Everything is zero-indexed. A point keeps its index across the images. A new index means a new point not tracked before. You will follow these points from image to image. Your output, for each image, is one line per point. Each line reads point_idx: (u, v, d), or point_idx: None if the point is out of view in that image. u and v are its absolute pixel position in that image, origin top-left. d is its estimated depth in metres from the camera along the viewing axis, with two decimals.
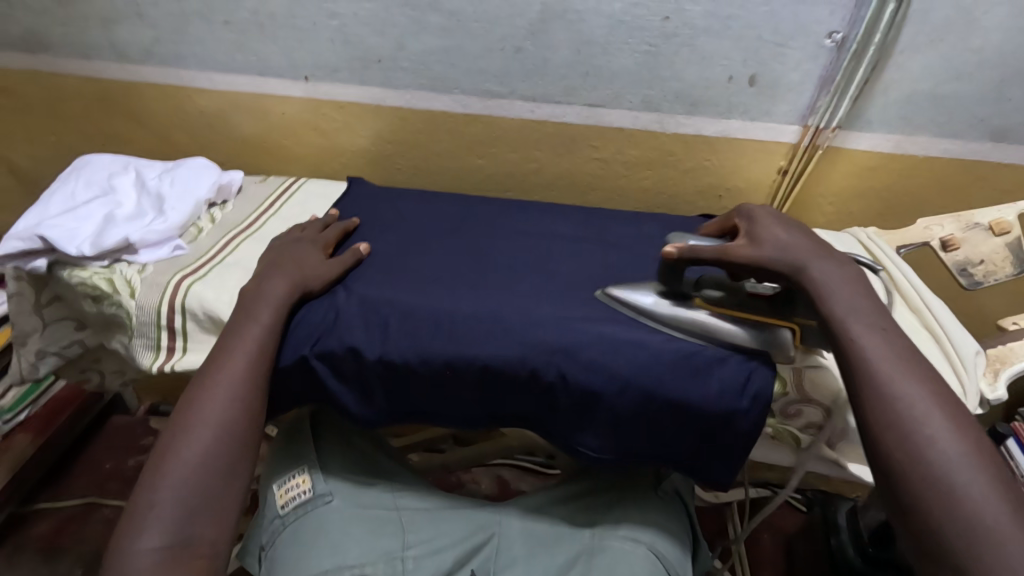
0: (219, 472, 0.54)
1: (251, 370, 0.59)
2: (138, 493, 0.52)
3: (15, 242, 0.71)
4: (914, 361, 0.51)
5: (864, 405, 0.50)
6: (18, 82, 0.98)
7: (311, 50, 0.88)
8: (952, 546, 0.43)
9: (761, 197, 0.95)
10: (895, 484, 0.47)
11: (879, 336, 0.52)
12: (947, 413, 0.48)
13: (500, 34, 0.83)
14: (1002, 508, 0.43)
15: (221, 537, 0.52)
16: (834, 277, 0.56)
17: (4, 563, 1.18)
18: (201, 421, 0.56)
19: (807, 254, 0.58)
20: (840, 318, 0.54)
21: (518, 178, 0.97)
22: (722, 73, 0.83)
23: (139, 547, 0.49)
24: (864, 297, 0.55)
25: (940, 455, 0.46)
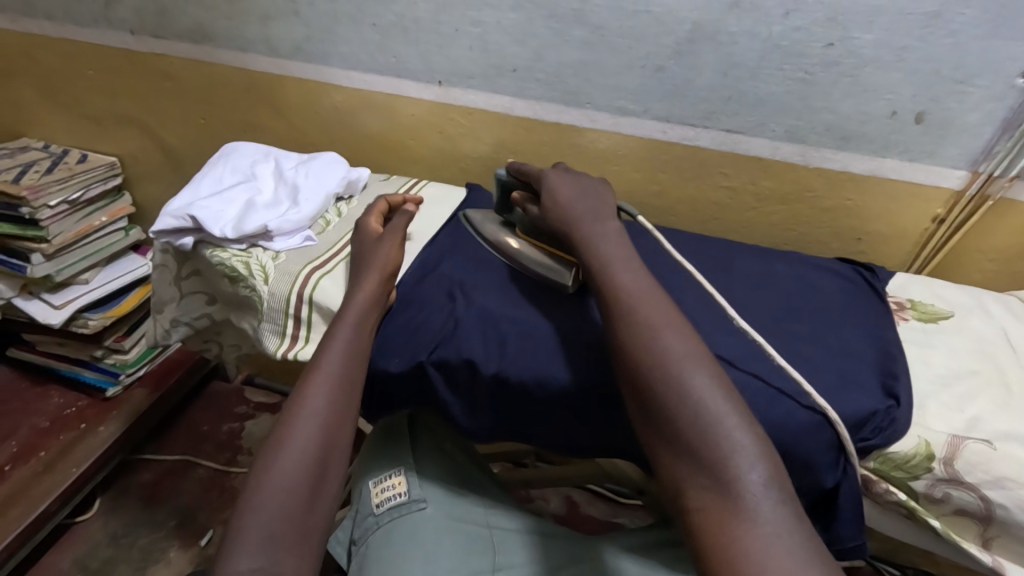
0: (304, 493, 0.52)
1: (335, 386, 0.59)
2: (235, 512, 0.51)
3: (169, 219, 0.77)
4: (651, 283, 0.56)
5: (612, 324, 0.54)
6: (180, 69, 1.07)
7: (448, 55, 0.89)
8: (684, 429, 0.46)
9: (907, 246, 0.86)
10: (639, 389, 0.49)
11: (626, 265, 0.57)
12: (675, 323, 0.52)
13: (644, 51, 0.80)
14: (720, 396, 0.47)
15: (303, 565, 0.50)
16: (594, 218, 0.63)
17: (111, 503, 1.29)
18: (291, 439, 0.55)
19: (579, 206, 0.64)
20: (597, 251, 0.59)
21: (638, 200, 0.93)
22: (884, 108, 0.76)
23: (234, 570, 0.47)
24: (616, 234, 0.61)
25: (666, 353, 0.49)
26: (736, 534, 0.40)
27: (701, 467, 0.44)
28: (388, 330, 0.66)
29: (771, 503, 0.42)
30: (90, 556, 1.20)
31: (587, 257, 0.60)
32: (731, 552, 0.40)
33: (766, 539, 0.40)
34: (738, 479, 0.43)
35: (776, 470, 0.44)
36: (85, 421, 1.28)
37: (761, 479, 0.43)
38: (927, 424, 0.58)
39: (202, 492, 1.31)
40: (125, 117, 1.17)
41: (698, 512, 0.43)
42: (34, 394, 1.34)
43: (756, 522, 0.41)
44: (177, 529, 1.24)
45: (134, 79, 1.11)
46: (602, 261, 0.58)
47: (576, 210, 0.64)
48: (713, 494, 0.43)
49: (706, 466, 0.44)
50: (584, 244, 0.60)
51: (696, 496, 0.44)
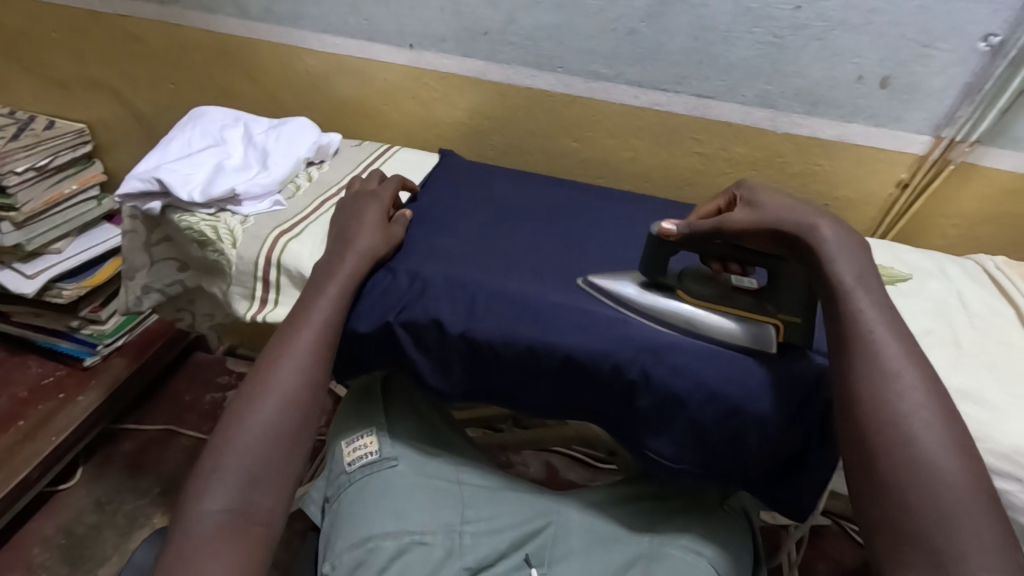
0: (282, 442, 0.55)
1: (317, 344, 0.59)
2: (208, 454, 0.54)
3: (136, 183, 0.76)
4: (909, 342, 0.52)
5: (853, 381, 0.50)
6: (148, 31, 1.04)
7: (420, 17, 0.88)
8: (922, 523, 0.44)
9: (872, 212, 0.87)
10: (870, 458, 0.47)
11: (876, 313, 0.53)
12: (932, 398, 0.49)
13: (616, 14, 0.80)
14: (970, 500, 0.45)
15: (277, 507, 0.53)
16: (840, 240, 0.56)
17: (93, 472, 1.30)
18: (267, 393, 0.56)
19: (814, 218, 0.58)
20: (847, 282, 0.54)
21: (611, 166, 0.93)
22: (852, 72, 0.76)
23: (206, 509, 0.50)
24: (863, 263, 0.56)
25: (914, 432, 0.47)
26: None
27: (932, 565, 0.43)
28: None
29: None
30: (75, 522, 1.21)
31: (829, 286, 0.54)
32: None
33: None
34: None
35: None
36: (64, 390, 1.28)
37: None
38: None
39: (185, 461, 1.33)
40: (93, 81, 1.14)
41: None
42: (11, 364, 1.33)
43: None
44: (161, 496, 1.26)
45: (101, 42, 1.08)
46: (856, 301, 0.53)
47: (815, 222, 0.57)
48: None
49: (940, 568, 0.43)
50: (829, 272, 0.55)
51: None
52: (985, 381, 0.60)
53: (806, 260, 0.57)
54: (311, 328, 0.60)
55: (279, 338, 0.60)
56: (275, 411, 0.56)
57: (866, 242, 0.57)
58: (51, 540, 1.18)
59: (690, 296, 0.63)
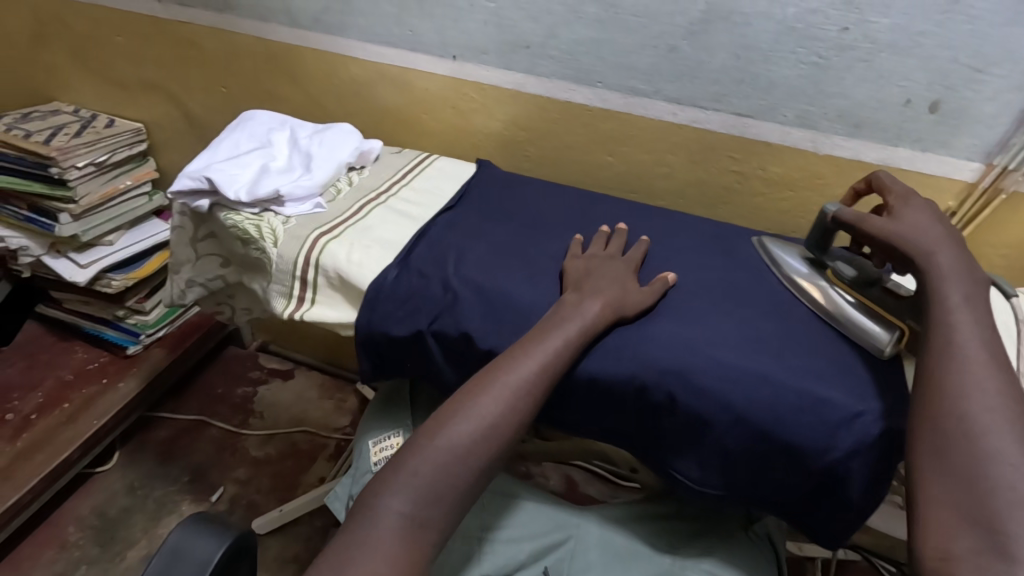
0: (474, 469, 0.55)
1: (538, 381, 0.57)
2: (407, 453, 0.55)
3: (187, 181, 0.80)
4: (1000, 354, 0.51)
5: (936, 374, 0.50)
6: (204, 38, 1.09)
7: (463, 30, 0.90)
8: (989, 506, 0.43)
9: None
10: (941, 441, 0.47)
11: (972, 323, 0.52)
12: (1012, 398, 0.48)
13: (657, 31, 0.80)
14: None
15: (446, 530, 0.54)
16: (953, 264, 0.56)
17: (129, 456, 1.35)
18: (476, 414, 0.56)
19: (936, 240, 0.58)
20: (943, 300, 0.54)
21: (646, 181, 0.93)
22: (899, 95, 0.75)
23: (387, 509, 0.52)
24: (975, 286, 0.55)
25: (987, 423, 0.46)
26: None
27: (996, 546, 0.42)
28: (386, 288, 0.68)
29: None
30: (108, 504, 1.26)
31: (929, 302, 0.55)
32: None
33: None
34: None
35: None
36: (106, 376, 1.34)
37: None
38: None
39: (215, 451, 1.37)
40: (150, 83, 1.20)
41: None
42: (59, 348, 1.40)
43: None
44: (190, 485, 1.30)
45: (160, 46, 1.14)
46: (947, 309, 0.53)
47: (932, 245, 0.57)
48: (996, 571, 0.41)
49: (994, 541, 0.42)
50: (933, 284, 0.55)
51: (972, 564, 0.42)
52: None
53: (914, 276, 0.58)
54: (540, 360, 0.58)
55: (506, 359, 0.59)
56: (475, 436, 0.56)
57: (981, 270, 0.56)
58: (86, 520, 1.23)
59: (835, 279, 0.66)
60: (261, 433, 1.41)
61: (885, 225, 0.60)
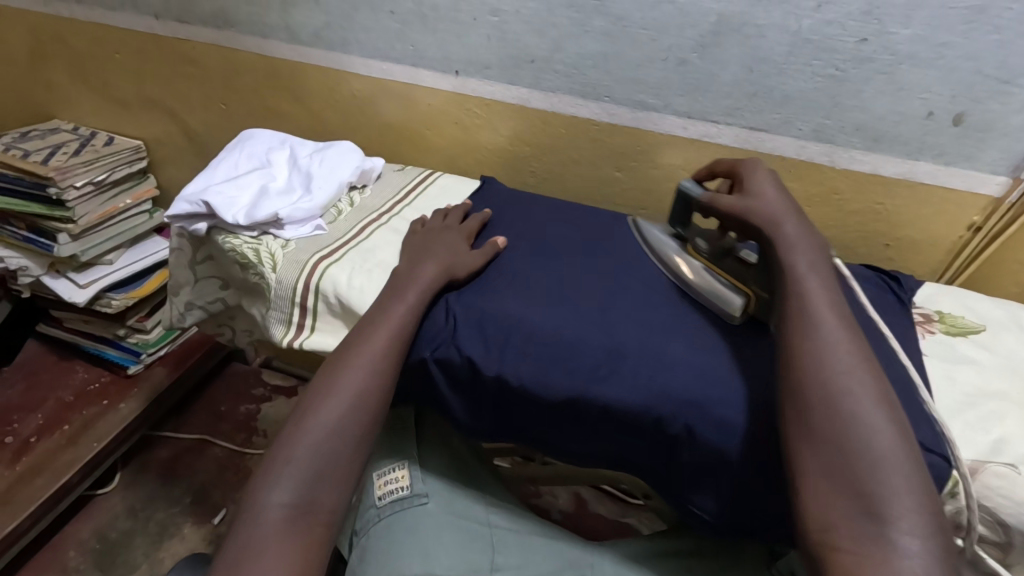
0: (351, 442, 0.58)
1: (390, 347, 0.61)
2: (281, 443, 0.57)
3: (184, 205, 0.78)
4: (848, 318, 0.53)
5: (798, 351, 0.51)
6: (203, 55, 1.08)
7: (466, 45, 0.88)
8: (858, 478, 0.45)
9: (939, 254, 0.82)
10: (810, 413, 0.48)
11: (824, 291, 0.54)
12: (862, 361, 0.50)
13: (666, 44, 0.78)
14: (898, 448, 0.46)
15: (337, 506, 0.56)
16: (799, 234, 0.57)
17: (130, 478, 1.32)
18: (340, 389, 0.59)
19: (782, 214, 0.59)
20: (795, 271, 0.55)
21: (655, 196, 0.90)
22: (920, 107, 0.72)
23: (270, 502, 0.54)
24: (820, 255, 0.57)
25: (851, 393, 0.48)
26: None
27: (866, 510, 0.44)
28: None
29: (936, 567, 0.42)
30: (109, 527, 1.23)
31: (779, 270, 0.56)
32: None
33: None
34: (898, 530, 0.43)
35: (940, 529, 0.44)
36: (107, 397, 1.32)
37: (923, 536, 0.43)
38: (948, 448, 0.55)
39: (218, 471, 1.34)
40: (150, 100, 1.19)
41: (850, 556, 0.43)
42: (60, 368, 1.38)
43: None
44: (193, 507, 1.28)
45: (159, 63, 1.12)
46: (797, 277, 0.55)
47: (777, 219, 0.58)
48: (873, 541, 0.43)
49: (872, 515, 0.44)
50: (781, 257, 0.56)
51: (851, 540, 0.44)
52: None
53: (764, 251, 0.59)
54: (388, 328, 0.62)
55: (355, 338, 0.62)
56: (344, 410, 0.58)
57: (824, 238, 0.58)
58: (86, 544, 1.21)
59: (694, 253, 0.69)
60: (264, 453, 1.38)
61: (737, 203, 0.61)
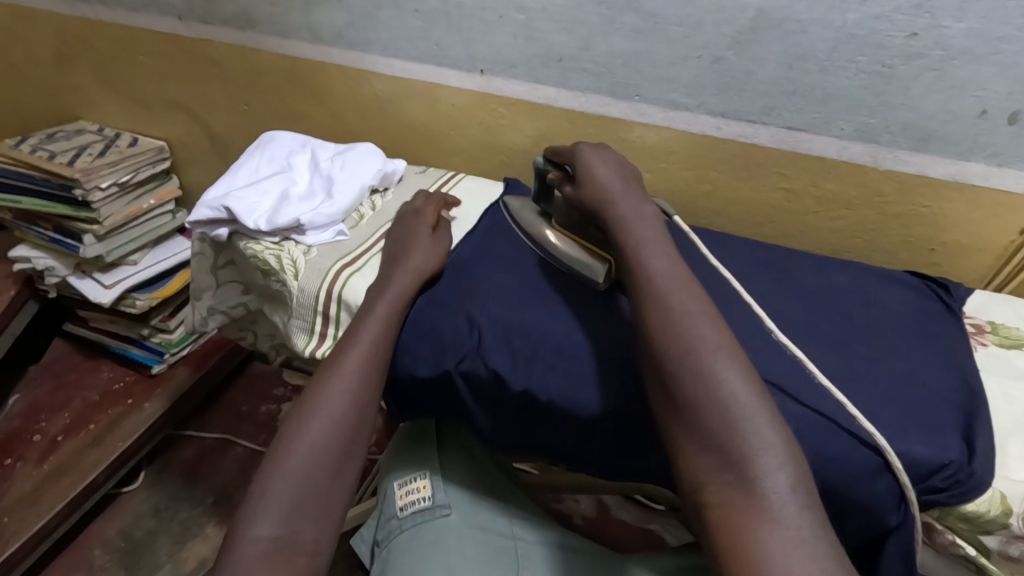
0: (329, 467, 0.55)
1: (364, 367, 0.60)
2: (259, 476, 0.55)
3: (205, 210, 0.77)
4: (684, 275, 0.55)
5: (646, 320, 0.52)
6: (225, 55, 1.07)
7: (491, 43, 0.86)
8: (718, 431, 0.46)
9: (988, 260, 0.78)
10: (666, 378, 0.49)
11: (662, 255, 0.56)
12: (708, 318, 0.51)
13: (700, 41, 0.75)
14: (750, 394, 0.47)
15: (324, 535, 0.53)
16: (632, 208, 0.61)
17: (154, 477, 1.33)
18: (319, 414, 0.57)
19: (615, 192, 0.63)
20: (630, 244, 0.58)
21: (686, 198, 0.87)
22: (973, 106, 0.68)
23: (251, 536, 0.50)
24: (653, 220, 0.60)
25: (705, 351, 0.49)
26: (761, 535, 0.41)
27: (726, 464, 0.45)
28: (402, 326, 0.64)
29: (796, 505, 0.42)
30: (134, 526, 1.25)
31: (620, 244, 0.59)
32: (753, 555, 0.41)
33: (789, 541, 0.41)
34: (762, 479, 0.43)
35: (803, 473, 0.44)
36: (132, 396, 1.33)
37: (786, 479, 0.44)
38: (1008, 474, 0.52)
39: (239, 472, 1.35)
40: (173, 101, 1.19)
41: (719, 510, 0.44)
42: (86, 367, 1.39)
43: (780, 522, 0.42)
44: (215, 507, 1.28)
45: (182, 65, 1.12)
46: (634, 245, 0.57)
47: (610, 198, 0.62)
48: (736, 490, 0.44)
49: (731, 465, 0.44)
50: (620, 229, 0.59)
51: (718, 492, 0.44)
52: None
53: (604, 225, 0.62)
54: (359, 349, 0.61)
55: (328, 363, 0.62)
56: (323, 433, 0.56)
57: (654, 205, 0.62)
58: (112, 542, 1.22)
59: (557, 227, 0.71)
60: None
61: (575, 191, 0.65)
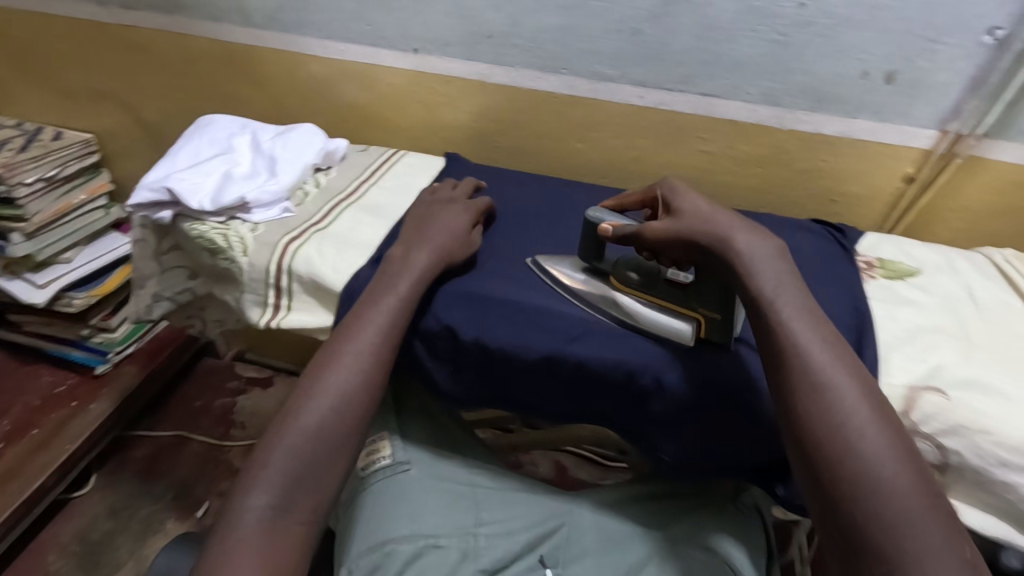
0: (331, 442, 0.56)
1: (379, 346, 0.60)
2: (259, 451, 0.55)
3: (146, 192, 0.77)
4: (843, 353, 0.51)
5: (794, 404, 0.49)
6: (153, 41, 1.05)
7: (425, 22, 0.89)
8: (882, 544, 0.43)
9: (880, 207, 0.87)
10: (817, 472, 0.47)
11: (811, 327, 0.52)
12: (870, 407, 0.48)
13: (620, 15, 0.80)
14: (916, 498, 0.44)
15: (320, 506, 0.54)
16: (762, 252, 0.55)
17: (107, 478, 1.31)
18: (323, 390, 0.57)
19: (735, 229, 0.57)
20: (769, 301, 0.53)
21: (617, 165, 0.93)
22: (857, 68, 0.76)
23: (248, 506, 0.51)
24: (790, 272, 0.55)
25: (868, 447, 0.46)
26: None
27: None
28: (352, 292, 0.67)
29: None
30: (90, 529, 1.22)
31: (750, 295, 0.54)
32: None
33: None
34: None
35: None
36: (77, 398, 1.29)
37: None
38: (887, 378, 0.60)
39: (198, 466, 1.34)
40: (100, 91, 1.15)
41: None
42: (23, 372, 1.34)
43: None
44: (175, 503, 1.27)
45: (107, 52, 1.09)
46: (778, 310, 0.53)
47: (727, 233, 0.56)
48: None
49: None
50: (748, 277, 0.54)
51: None
52: (992, 372, 0.60)
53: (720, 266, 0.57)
54: (378, 327, 0.60)
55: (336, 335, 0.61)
56: (326, 412, 0.56)
57: (783, 245, 0.57)
58: (67, 547, 1.19)
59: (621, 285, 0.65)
60: (244, 444, 1.38)
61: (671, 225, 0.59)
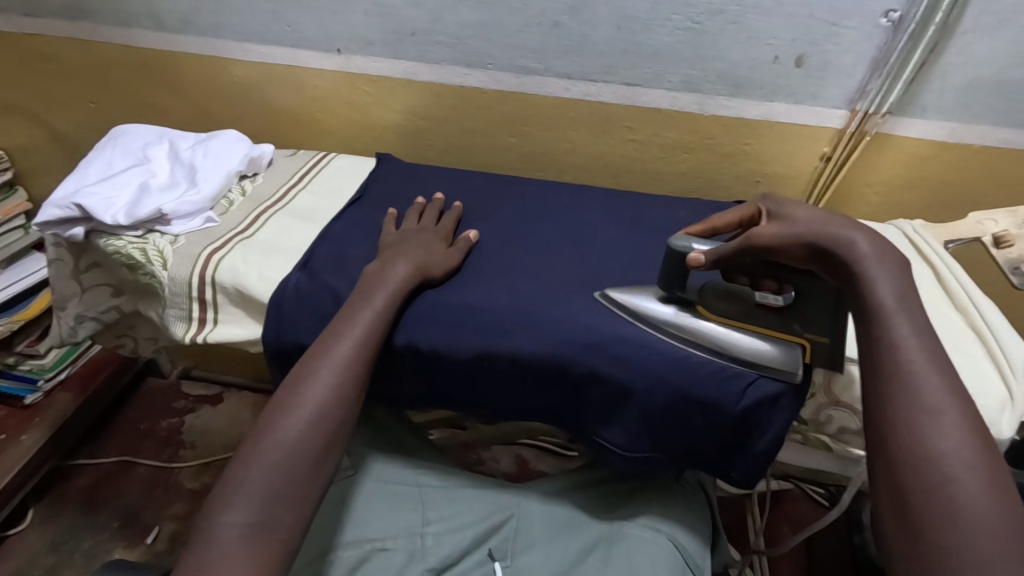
0: (310, 458, 0.53)
1: (355, 356, 0.58)
2: (234, 465, 0.53)
3: (54, 210, 0.73)
4: (954, 381, 0.47)
5: (887, 427, 0.46)
6: (61, 50, 1.00)
7: (345, 21, 0.87)
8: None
9: (801, 185, 0.91)
10: (902, 502, 0.43)
11: (925, 353, 0.48)
12: (976, 439, 0.44)
13: (538, 8, 0.80)
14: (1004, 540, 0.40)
15: (299, 523, 0.51)
16: (884, 276, 0.51)
17: (46, 511, 1.24)
18: (303, 403, 0.55)
19: (864, 252, 0.52)
20: (883, 319, 0.49)
21: (551, 157, 0.94)
22: (768, 53, 0.79)
23: (224, 524, 0.49)
24: (912, 298, 0.51)
25: (963, 482, 0.42)
26: None
27: None
28: (280, 300, 0.66)
29: None
30: (30, 567, 1.16)
31: (865, 312, 0.50)
32: None
33: None
34: None
35: None
36: (5, 431, 1.22)
37: None
38: None
39: (145, 490, 1.28)
40: (7, 105, 1.09)
41: None
42: None
43: None
44: (121, 531, 1.21)
45: (11, 63, 1.03)
46: (895, 326, 0.49)
47: (861, 251, 0.52)
48: None
49: None
50: (868, 293, 0.50)
51: None
52: None
53: (838, 276, 0.53)
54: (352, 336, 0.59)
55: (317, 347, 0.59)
56: (301, 427, 0.54)
57: (907, 262, 0.53)
58: None
59: (709, 313, 0.60)
60: (194, 464, 1.34)
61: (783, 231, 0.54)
